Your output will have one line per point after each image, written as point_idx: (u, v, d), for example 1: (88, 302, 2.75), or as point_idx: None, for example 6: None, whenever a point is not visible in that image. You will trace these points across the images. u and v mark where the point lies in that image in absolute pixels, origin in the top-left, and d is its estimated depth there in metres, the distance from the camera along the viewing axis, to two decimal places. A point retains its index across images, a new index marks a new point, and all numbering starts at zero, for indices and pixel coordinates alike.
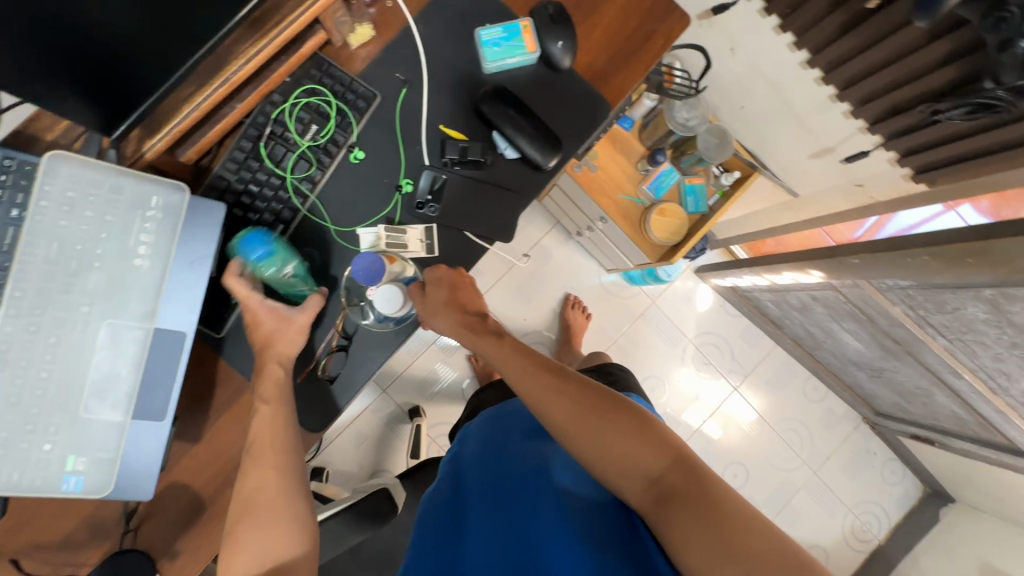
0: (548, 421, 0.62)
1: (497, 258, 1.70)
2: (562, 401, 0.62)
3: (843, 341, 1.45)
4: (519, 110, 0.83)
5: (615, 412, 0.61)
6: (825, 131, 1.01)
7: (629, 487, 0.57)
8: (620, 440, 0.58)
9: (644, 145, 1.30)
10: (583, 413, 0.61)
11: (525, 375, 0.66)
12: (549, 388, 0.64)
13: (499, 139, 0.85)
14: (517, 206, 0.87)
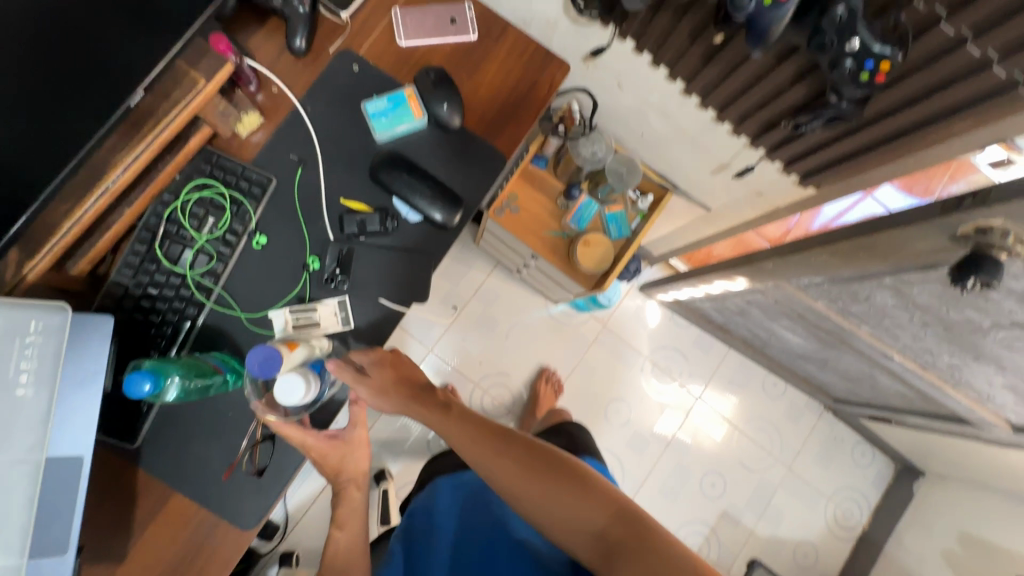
0: (494, 482, 0.64)
1: (444, 308, 1.71)
2: (506, 467, 0.64)
3: (785, 338, 1.49)
4: (416, 174, 0.85)
5: (557, 469, 0.64)
6: (718, 149, 1.06)
7: (574, 543, 0.61)
8: (560, 507, 0.61)
9: (561, 181, 1.34)
10: (524, 483, 0.63)
11: (471, 447, 0.67)
12: (495, 458, 0.65)
13: (400, 205, 0.86)
14: (428, 267, 0.88)
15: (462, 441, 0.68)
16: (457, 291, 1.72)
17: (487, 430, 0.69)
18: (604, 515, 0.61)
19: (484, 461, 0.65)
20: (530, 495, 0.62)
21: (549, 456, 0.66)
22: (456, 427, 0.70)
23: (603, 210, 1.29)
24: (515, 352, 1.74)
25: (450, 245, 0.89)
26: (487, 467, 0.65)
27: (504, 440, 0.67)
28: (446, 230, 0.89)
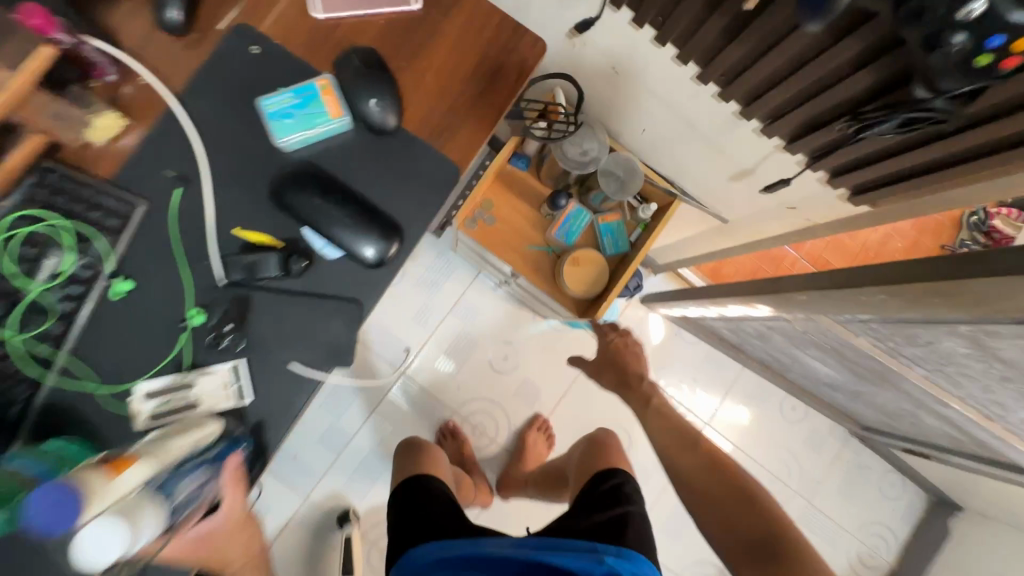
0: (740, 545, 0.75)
1: (418, 325, 1.51)
2: (722, 495, 0.79)
3: (812, 367, 1.26)
4: (335, 198, 0.64)
5: (756, 567, 0.71)
6: (740, 151, 0.83)
7: (715, 537, 0.77)
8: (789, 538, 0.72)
9: (547, 185, 1.10)
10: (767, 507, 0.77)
11: (693, 495, 0.82)
12: (713, 506, 0.79)
13: (313, 236, 0.65)
14: (356, 320, 0.66)
15: (700, 486, 0.82)
16: (432, 307, 1.52)
17: (732, 476, 0.83)
18: (786, 529, 0.74)
19: (721, 505, 0.79)
20: (711, 513, 0.79)
21: (762, 497, 0.79)
22: (680, 475, 0.84)
23: (596, 222, 1.06)
24: (500, 375, 1.54)
25: (386, 289, 0.67)
26: (701, 512, 0.80)
27: (759, 491, 0.80)
28: (379, 269, 0.67)
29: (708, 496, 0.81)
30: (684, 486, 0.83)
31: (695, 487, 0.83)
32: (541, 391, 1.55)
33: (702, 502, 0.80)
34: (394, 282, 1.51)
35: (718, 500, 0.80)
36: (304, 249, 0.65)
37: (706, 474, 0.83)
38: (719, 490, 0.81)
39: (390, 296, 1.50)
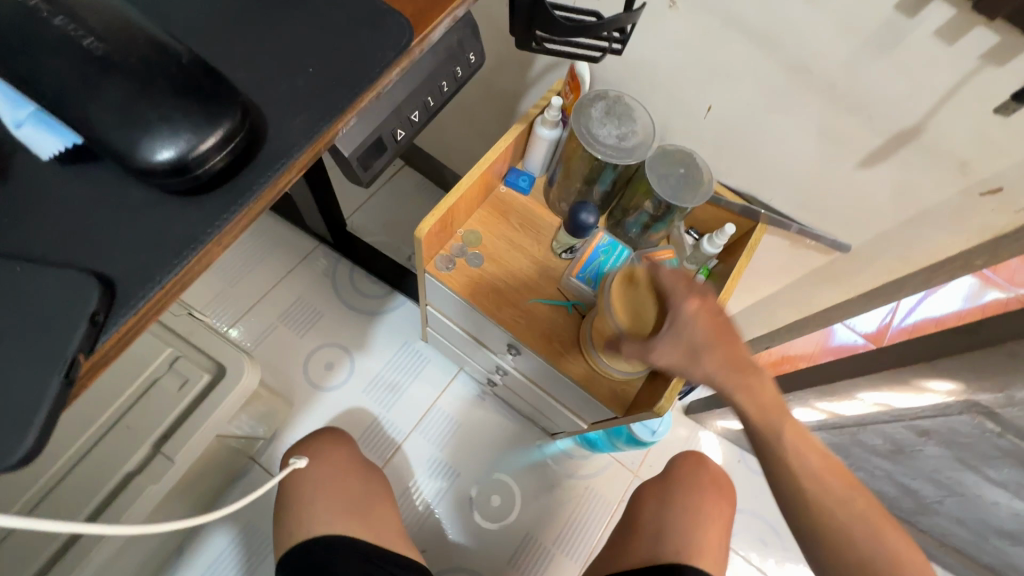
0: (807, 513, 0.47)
1: (369, 449, 1.03)
2: (836, 562, 0.47)
3: (987, 503, 0.79)
4: (82, 6, 0.25)
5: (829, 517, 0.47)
6: (898, 92, 0.49)
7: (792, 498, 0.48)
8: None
9: (558, 212, 0.75)
10: (890, 563, 0.45)
11: (792, 490, 0.48)
12: (830, 518, 0.47)
13: (4, 107, 0.25)
14: (69, 323, 0.23)
15: (810, 480, 0.47)
16: (392, 422, 1.05)
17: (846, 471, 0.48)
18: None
19: (831, 532, 0.47)
20: (826, 569, 0.48)
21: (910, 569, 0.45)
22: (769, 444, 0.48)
23: (640, 257, 0.68)
24: (487, 527, 1.01)
25: (190, 261, 0.25)
26: (814, 525, 0.48)
27: (898, 540, 0.46)
28: (182, 213, 0.26)
29: (830, 504, 0.47)
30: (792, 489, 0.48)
31: (809, 458, 0.47)
32: (552, 555, 1.00)
33: (820, 501, 0.47)
34: (336, 386, 1.06)
35: (850, 526, 0.47)
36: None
37: (816, 463, 0.48)
38: (846, 497, 0.47)
39: (331, 405, 1.04)
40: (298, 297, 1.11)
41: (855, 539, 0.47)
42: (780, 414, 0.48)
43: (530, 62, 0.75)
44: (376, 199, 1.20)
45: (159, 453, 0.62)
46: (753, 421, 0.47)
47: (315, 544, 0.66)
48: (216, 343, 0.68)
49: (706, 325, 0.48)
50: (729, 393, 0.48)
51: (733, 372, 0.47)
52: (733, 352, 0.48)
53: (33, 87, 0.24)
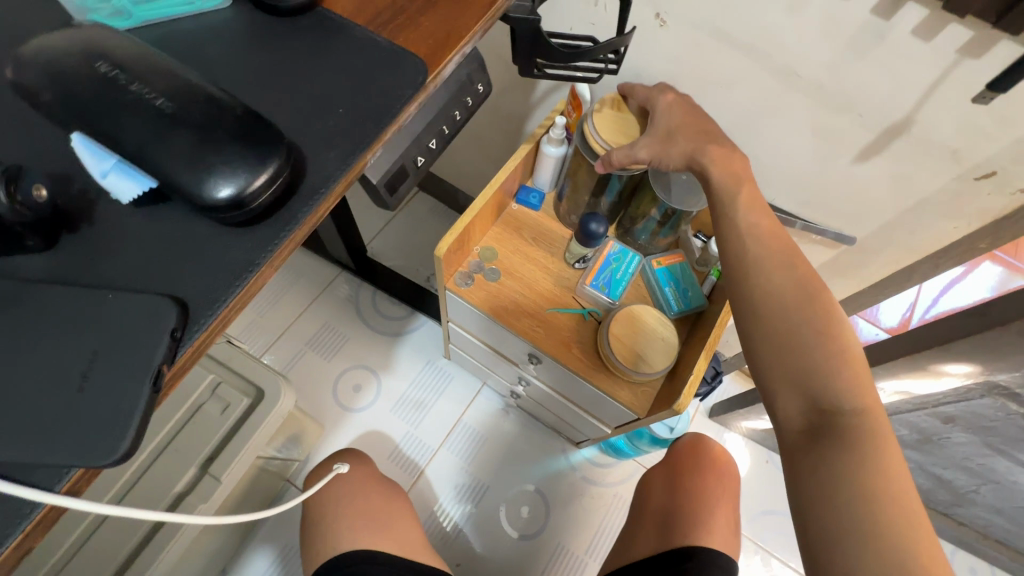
0: (778, 353, 0.44)
1: (399, 466, 1.06)
2: (787, 394, 0.43)
3: (1023, 488, 0.79)
4: (151, 75, 0.29)
5: (807, 350, 0.43)
6: (882, 90, 0.52)
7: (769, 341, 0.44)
8: (874, 466, 0.39)
9: (569, 224, 0.78)
10: (853, 402, 0.41)
11: (764, 324, 0.45)
12: (798, 346, 0.43)
13: (85, 152, 0.29)
14: (152, 338, 0.27)
15: (794, 315, 0.44)
16: (420, 439, 1.08)
17: (831, 316, 0.44)
18: (873, 452, 0.39)
19: (793, 360, 0.43)
20: (775, 402, 0.44)
21: (876, 417, 0.41)
22: (752, 282, 0.47)
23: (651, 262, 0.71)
24: (517, 536, 1.02)
25: (249, 281, 0.29)
26: (779, 350, 0.44)
27: (872, 383, 0.42)
28: (239, 242, 0.30)
29: (801, 336, 0.43)
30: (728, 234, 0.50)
31: (785, 300, 0.45)
32: (585, 564, 1.01)
33: (792, 331, 0.44)
34: (365, 406, 1.09)
35: (820, 359, 0.42)
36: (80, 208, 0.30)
37: (798, 307, 0.44)
38: (828, 339, 0.43)
39: (361, 425, 1.08)
40: (324, 323, 1.16)
41: (820, 369, 0.42)
42: (788, 258, 0.47)
43: (533, 85, 0.79)
44: (394, 224, 1.25)
45: (206, 474, 0.66)
46: (744, 259, 0.48)
47: (342, 558, 0.69)
48: (253, 367, 0.72)
49: (679, 110, 0.57)
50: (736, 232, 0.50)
51: (739, 215, 0.51)
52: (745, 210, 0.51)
53: (114, 144, 0.29)
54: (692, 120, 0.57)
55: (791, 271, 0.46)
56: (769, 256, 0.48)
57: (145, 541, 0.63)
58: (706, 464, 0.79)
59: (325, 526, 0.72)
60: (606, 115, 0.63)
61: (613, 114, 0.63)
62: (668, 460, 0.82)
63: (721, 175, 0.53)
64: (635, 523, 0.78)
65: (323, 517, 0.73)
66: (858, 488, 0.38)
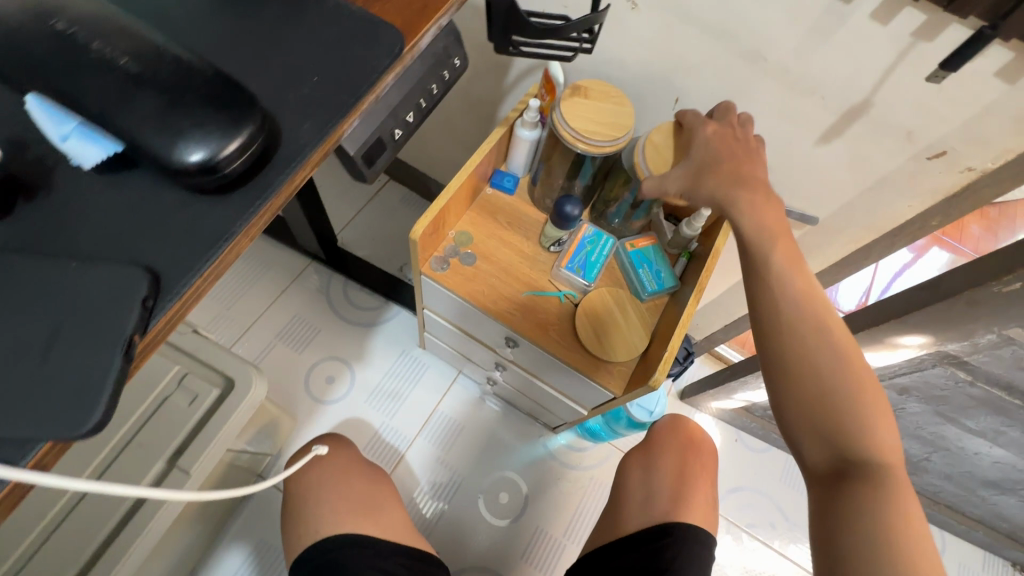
0: (789, 370, 0.47)
1: (375, 457, 1.04)
2: (813, 439, 0.46)
3: (969, 454, 0.84)
4: (114, 33, 0.28)
5: (819, 359, 0.46)
6: (842, 74, 0.54)
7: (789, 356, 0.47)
8: (889, 509, 0.42)
9: (544, 209, 0.78)
10: (870, 448, 0.45)
11: (791, 366, 0.47)
12: (827, 405, 0.46)
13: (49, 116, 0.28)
14: (123, 307, 0.26)
15: (819, 371, 0.46)
16: (396, 429, 1.07)
17: (856, 368, 0.46)
18: (892, 501, 0.43)
19: (811, 364, 0.47)
20: (806, 448, 0.47)
21: (889, 454, 0.45)
22: (775, 331, 0.48)
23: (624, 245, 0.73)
24: (496, 524, 1.03)
25: (224, 251, 0.29)
26: (793, 393, 0.47)
27: (886, 429, 0.45)
28: (213, 211, 0.29)
29: (824, 386, 0.46)
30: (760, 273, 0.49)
31: (813, 356, 0.46)
32: (563, 547, 1.02)
33: (819, 369, 0.46)
34: (338, 399, 1.07)
35: (840, 406, 0.45)
36: (45, 178, 0.29)
37: (824, 360, 0.46)
38: (848, 393, 0.45)
39: (334, 418, 1.06)
40: (295, 314, 1.13)
41: (839, 415, 0.45)
42: (813, 305, 0.47)
43: (506, 69, 0.79)
44: (364, 214, 1.23)
45: (174, 468, 0.63)
46: (783, 319, 0.47)
47: (326, 542, 0.68)
48: (222, 357, 0.69)
49: (721, 140, 0.56)
50: (735, 207, 0.52)
51: (774, 249, 0.50)
52: (778, 246, 0.50)
53: (77, 107, 0.27)
54: (732, 150, 0.55)
55: (819, 325, 0.47)
56: (797, 305, 0.47)
57: (109, 540, 0.60)
58: (682, 443, 0.81)
59: (301, 516, 0.71)
60: (575, 103, 0.65)
61: (583, 102, 0.65)
62: (646, 443, 0.83)
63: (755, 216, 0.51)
64: (614, 508, 0.79)
65: (299, 508, 0.72)
66: (874, 528, 0.42)
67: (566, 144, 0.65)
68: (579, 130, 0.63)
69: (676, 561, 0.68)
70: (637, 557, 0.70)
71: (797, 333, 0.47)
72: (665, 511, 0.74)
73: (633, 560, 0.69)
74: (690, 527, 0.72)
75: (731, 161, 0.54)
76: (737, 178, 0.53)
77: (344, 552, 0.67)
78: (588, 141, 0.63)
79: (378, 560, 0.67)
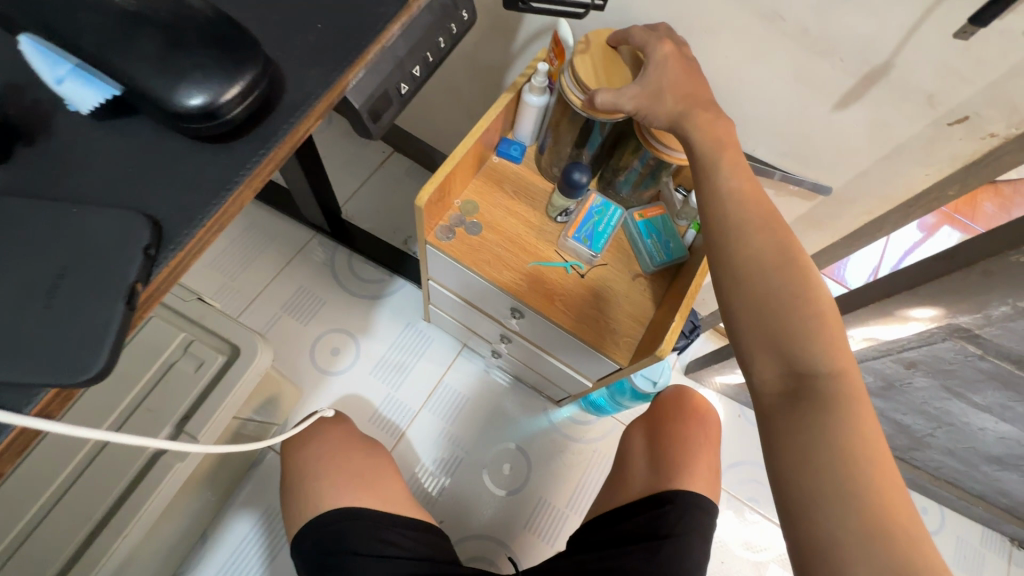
0: (740, 308, 0.44)
1: (380, 428, 1.05)
2: (765, 358, 0.43)
3: (974, 429, 0.84)
4: None
5: (785, 289, 0.43)
6: (862, 33, 0.52)
7: (752, 296, 0.44)
8: (851, 429, 0.39)
9: (551, 178, 0.77)
10: (823, 368, 0.41)
11: (746, 287, 0.44)
12: (784, 322, 0.43)
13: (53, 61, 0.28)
14: (125, 255, 0.26)
15: (756, 273, 0.44)
16: (400, 401, 1.07)
17: (814, 288, 0.43)
18: (845, 426, 0.39)
19: (769, 305, 0.43)
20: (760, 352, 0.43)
21: (851, 381, 0.41)
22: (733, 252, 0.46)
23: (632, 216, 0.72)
24: (500, 494, 1.04)
25: (226, 201, 0.28)
26: (748, 326, 0.44)
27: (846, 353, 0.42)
28: (217, 159, 0.29)
29: (776, 300, 0.43)
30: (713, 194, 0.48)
31: (761, 254, 0.45)
32: (566, 517, 1.03)
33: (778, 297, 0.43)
34: (343, 370, 1.08)
35: (796, 322, 0.42)
36: (44, 129, 0.29)
37: (775, 278, 0.44)
38: (801, 310, 0.43)
39: (339, 389, 1.07)
40: (300, 286, 1.13)
41: (793, 335, 0.42)
42: (769, 232, 0.46)
43: (515, 33, 0.77)
44: (368, 186, 1.21)
45: (182, 433, 0.64)
46: (723, 220, 0.47)
47: (325, 517, 0.69)
48: (228, 325, 0.69)
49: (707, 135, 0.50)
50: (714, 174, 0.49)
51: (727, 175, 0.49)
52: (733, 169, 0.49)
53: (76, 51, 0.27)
54: (688, 77, 0.54)
55: (774, 242, 0.45)
56: (737, 236, 0.46)
57: (121, 501, 0.61)
58: (683, 411, 0.82)
59: (306, 481, 0.72)
60: (582, 61, 0.61)
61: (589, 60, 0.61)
62: (649, 414, 0.83)
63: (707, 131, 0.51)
64: (619, 477, 0.79)
65: (306, 473, 0.73)
66: (842, 445, 0.39)
67: (575, 108, 0.62)
68: (587, 93, 0.60)
69: (679, 526, 0.69)
70: (637, 524, 0.71)
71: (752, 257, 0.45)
72: (665, 479, 0.74)
73: (630, 528, 0.70)
74: (694, 495, 0.72)
75: (689, 87, 0.53)
76: (717, 139, 0.50)
77: (340, 524, 0.68)
78: (596, 105, 0.61)
79: (378, 531, 0.68)
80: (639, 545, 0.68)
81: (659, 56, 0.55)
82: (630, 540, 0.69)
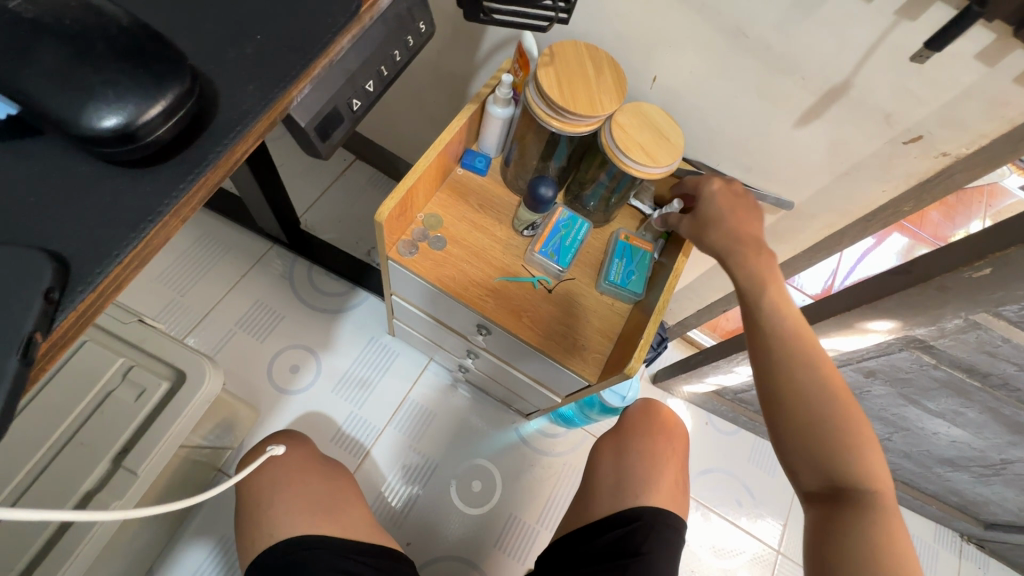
0: (774, 403, 0.47)
1: (343, 448, 1.01)
2: (807, 469, 0.46)
3: (928, 434, 0.87)
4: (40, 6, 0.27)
5: (821, 395, 0.46)
6: (821, 52, 0.52)
7: (797, 390, 0.46)
8: (887, 538, 0.43)
9: (517, 191, 0.76)
10: (858, 478, 0.45)
11: (790, 395, 0.46)
12: (820, 437, 0.45)
13: None
14: (25, 300, 0.25)
15: (791, 371, 0.46)
16: (364, 419, 1.03)
17: (852, 408, 0.46)
18: (880, 527, 0.43)
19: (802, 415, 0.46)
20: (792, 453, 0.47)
21: (883, 492, 0.45)
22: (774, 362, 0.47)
23: (618, 235, 0.71)
24: (470, 512, 1.01)
25: (149, 231, 0.29)
26: (793, 421, 0.46)
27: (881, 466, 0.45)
28: (138, 185, 0.29)
29: (815, 414, 0.45)
30: (758, 316, 0.49)
31: (800, 360, 0.47)
32: (537, 533, 1.02)
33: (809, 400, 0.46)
34: (303, 389, 1.03)
35: (840, 440, 0.45)
36: None
37: (815, 393, 0.46)
38: (843, 431, 0.45)
39: (300, 408, 1.02)
40: (256, 301, 1.07)
41: (832, 453, 0.45)
42: (810, 355, 0.47)
43: (478, 42, 0.75)
44: (329, 196, 1.17)
45: (120, 468, 0.59)
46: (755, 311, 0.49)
47: (281, 546, 0.65)
48: (172, 349, 0.65)
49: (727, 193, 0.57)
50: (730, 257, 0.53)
51: (770, 293, 0.50)
52: (773, 292, 0.50)
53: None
54: (742, 210, 0.56)
55: (813, 366, 0.46)
56: (790, 342, 0.47)
57: (47, 547, 0.56)
58: (651, 426, 0.81)
59: (262, 508, 0.68)
60: (548, 72, 0.60)
61: (554, 75, 0.60)
62: (619, 428, 0.83)
63: (758, 268, 0.51)
64: (587, 493, 0.78)
65: (259, 504, 0.69)
66: (871, 553, 0.42)
67: (541, 121, 0.61)
68: (553, 106, 0.59)
69: (646, 545, 0.68)
70: (607, 540, 0.70)
71: (789, 359, 0.47)
72: (635, 495, 0.73)
73: (597, 548, 0.69)
74: (658, 509, 0.71)
75: (737, 228, 0.54)
76: (766, 276, 0.51)
77: (296, 555, 0.64)
78: (563, 120, 0.60)
79: (339, 560, 0.64)
80: (612, 562, 0.66)
81: (713, 194, 0.58)
82: (599, 560, 0.68)
